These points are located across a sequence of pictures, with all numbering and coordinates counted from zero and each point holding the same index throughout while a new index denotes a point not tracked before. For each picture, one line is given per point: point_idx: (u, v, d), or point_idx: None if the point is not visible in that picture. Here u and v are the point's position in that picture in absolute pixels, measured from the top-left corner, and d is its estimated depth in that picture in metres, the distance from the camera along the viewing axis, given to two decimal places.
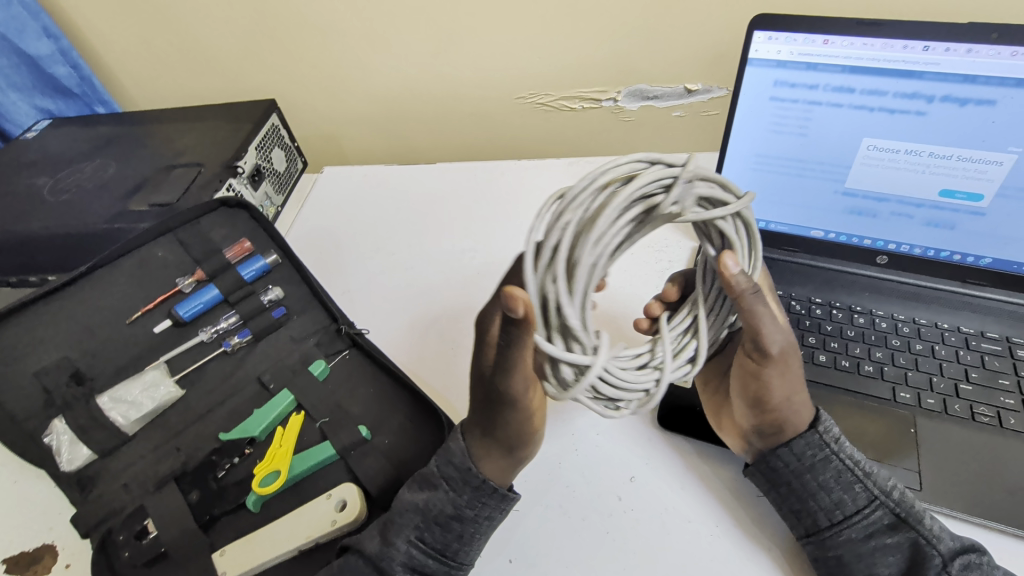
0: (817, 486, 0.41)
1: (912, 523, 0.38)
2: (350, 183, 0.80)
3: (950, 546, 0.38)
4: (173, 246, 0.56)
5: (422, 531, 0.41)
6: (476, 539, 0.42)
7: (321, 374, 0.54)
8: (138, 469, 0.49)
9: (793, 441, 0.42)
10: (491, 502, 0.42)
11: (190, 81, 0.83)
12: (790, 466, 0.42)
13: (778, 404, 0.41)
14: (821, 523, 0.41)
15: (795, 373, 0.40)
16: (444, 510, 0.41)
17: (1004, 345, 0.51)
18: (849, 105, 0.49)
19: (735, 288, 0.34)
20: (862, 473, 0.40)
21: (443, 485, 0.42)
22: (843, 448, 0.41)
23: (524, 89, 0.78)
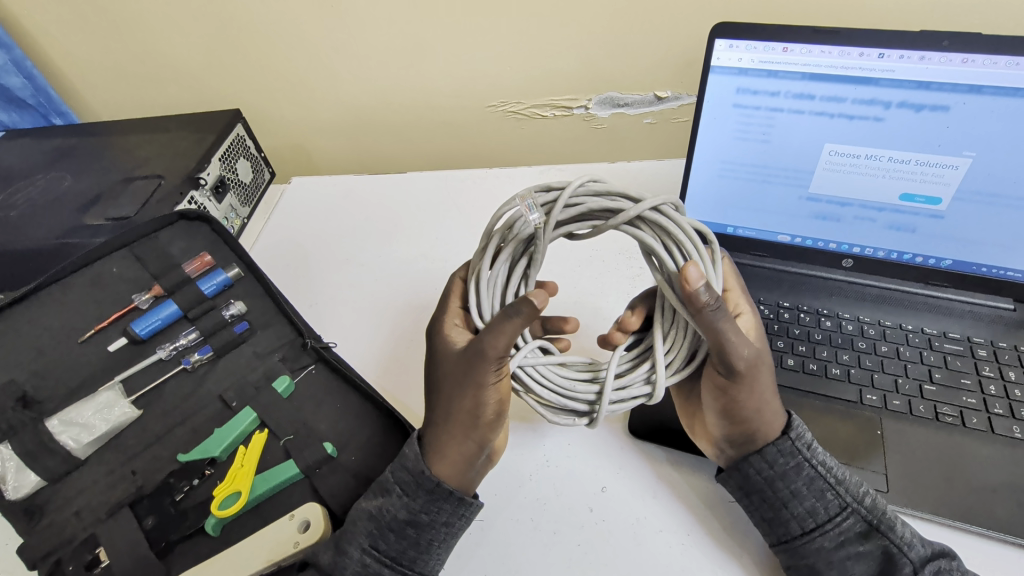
0: (789, 494, 0.41)
1: (884, 531, 0.39)
2: (319, 193, 0.79)
3: (920, 553, 0.38)
4: (128, 261, 0.54)
5: (376, 539, 0.41)
6: (435, 546, 0.41)
7: (285, 391, 0.52)
8: (90, 496, 0.46)
9: (765, 448, 0.42)
10: (447, 507, 0.41)
11: (152, 91, 0.81)
12: (762, 474, 0.42)
13: (747, 415, 0.41)
14: (794, 531, 0.41)
15: (764, 387, 0.41)
16: (398, 516, 0.41)
17: (966, 345, 0.51)
18: (809, 112, 0.49)
19: (698, 303, 0.36)
20: (834, 480, 0.40)
21: (396, 490, 0.42)
22: (815, 454, 0.41)
23: (494, 98, 0.78)
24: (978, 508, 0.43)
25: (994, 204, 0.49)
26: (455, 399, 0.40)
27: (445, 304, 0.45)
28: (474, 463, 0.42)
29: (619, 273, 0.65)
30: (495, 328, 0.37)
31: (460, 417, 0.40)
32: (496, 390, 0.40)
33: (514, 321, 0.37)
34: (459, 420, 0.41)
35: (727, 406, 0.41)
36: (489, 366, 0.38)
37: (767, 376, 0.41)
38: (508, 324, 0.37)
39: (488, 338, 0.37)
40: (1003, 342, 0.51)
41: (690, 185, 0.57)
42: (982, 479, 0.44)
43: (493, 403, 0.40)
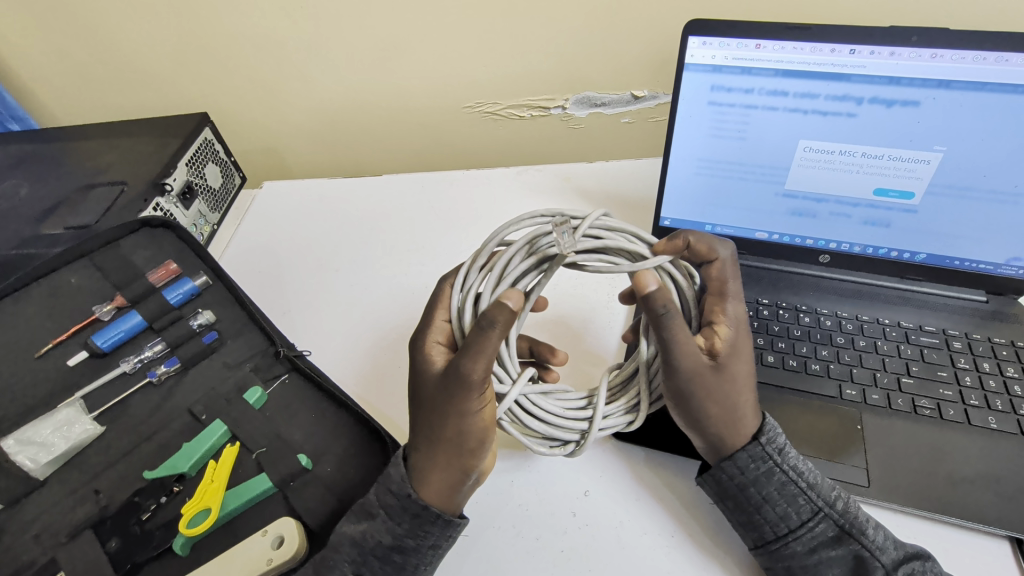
0: (762, 499, 0.40)
1: (855, 535, 0.39)
2: (293, 197, 0.77)
3: (893, 557, 0.38)
4: (88, 272, 0.52)
5: (359, 565, 0.40)
6: (421, 569, 0.40)
7: (257, 402, 0.51)
8: (50, 518, 0.44)
9: (737, 455, 0.41)
10: (434, 530, 0.40)
11: (115, 94, 0.78)
12: (734, 480, 0.41)
13: (700, 423, 0.41)
14: (767, 536, 0.40)
15: (719, 395, 0.40)
16: (382, 542, 0.40)
17: (941, 338, 0.52)
18: (784, 108, 0.49)
19: (649, 303, 0.37)
20: (805, 486, 0.40)
21: (380, 514, 0.40)
22: (786, 458, 0.41)
23: (470, 99, 0.77)
24: (958, 501, 0.43)
25: (966, 198, 0.49)
26: (437, 424, 0.39)
27: (429, 318, 0.43)
28: (461, 488, 0.40)
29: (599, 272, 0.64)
30: (473, 350, 0.36)
31: (443, 443, 0.39)
32: (481, 414, 0.39)
33: (490, 334, 0.36)
34: (442, 446, 0.39)
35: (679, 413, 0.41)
36: (473, 389, 0.37)
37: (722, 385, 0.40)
38: (489, 340, 0.36)
39: (465, 361, 0.36)
40: (976, 334, 0.52)
41: (667, 184, 0.57)
42: (961, 471, 0.44)
43: (478, 429, 0.39)
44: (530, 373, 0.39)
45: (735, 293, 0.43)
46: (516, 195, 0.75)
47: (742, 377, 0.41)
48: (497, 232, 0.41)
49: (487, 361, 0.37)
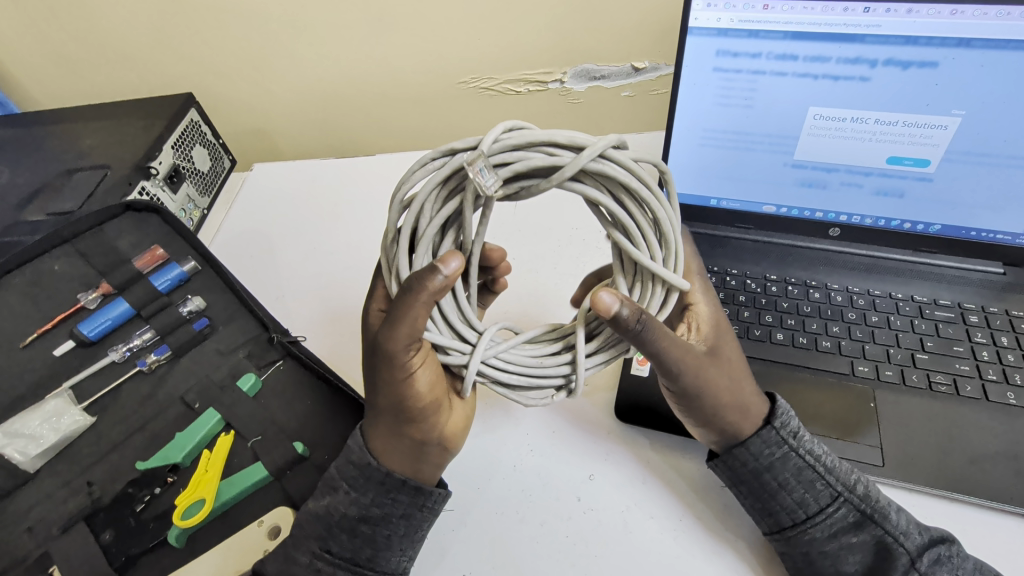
0: (777, 486, 0.39)
1: (879, 520, 0.37)
2: (284, 179, 0.75)
3: (917, 542, 0.37)
4: (72, 258, 0.51)
5: (326, 542, 0.39)
6: (395, 541, 0.39)
7: (251, 389, 0.49)
8: (42, 511, 0.43)
9: (750, 441, 0.39)
10: (403, 497, 0.39)
11: (97, 75, 0.75)
12: (747, 466, 0.40)
13: (718, 419, 0.40)
14: (784, 523, 0.39)
15: (726, 388, 0.39)
16: (347, 513, 0.39)
17: (956, 312, 0.50)
18: (793, 74, 0.47)
19: (618, 323, 0.33)
20: (823, 469, 0.39)
21: (343, 486, 0.39)
22: (801, 443, 0.39)
23: (465, 74, 0.74)
24: (974, 479, 0.41)
25: (984, 165, 0.47)
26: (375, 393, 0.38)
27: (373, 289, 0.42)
28: (420, 451, 0.39)
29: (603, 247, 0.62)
30: (393, 321, 0.33)
31: (387, 408, 0.38)
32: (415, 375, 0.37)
33: (414, 308, 0.33)
34: (386, 415, 0.38)
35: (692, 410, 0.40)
36: (393, 362, 0.35)
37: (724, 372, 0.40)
38: (409, 312, 0.33)
39: (386, 330, 0.34)
40: (993, 308, 0.50)
41: (671, 157, 0.54)
42: (979, 449, 0.42)
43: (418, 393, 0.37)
44: (496, 331, 0.34)
45: (695, 268, 0.45)
46: None
47: (734, 358, 0.42)
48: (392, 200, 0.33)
49: (410, 337, 0.34)
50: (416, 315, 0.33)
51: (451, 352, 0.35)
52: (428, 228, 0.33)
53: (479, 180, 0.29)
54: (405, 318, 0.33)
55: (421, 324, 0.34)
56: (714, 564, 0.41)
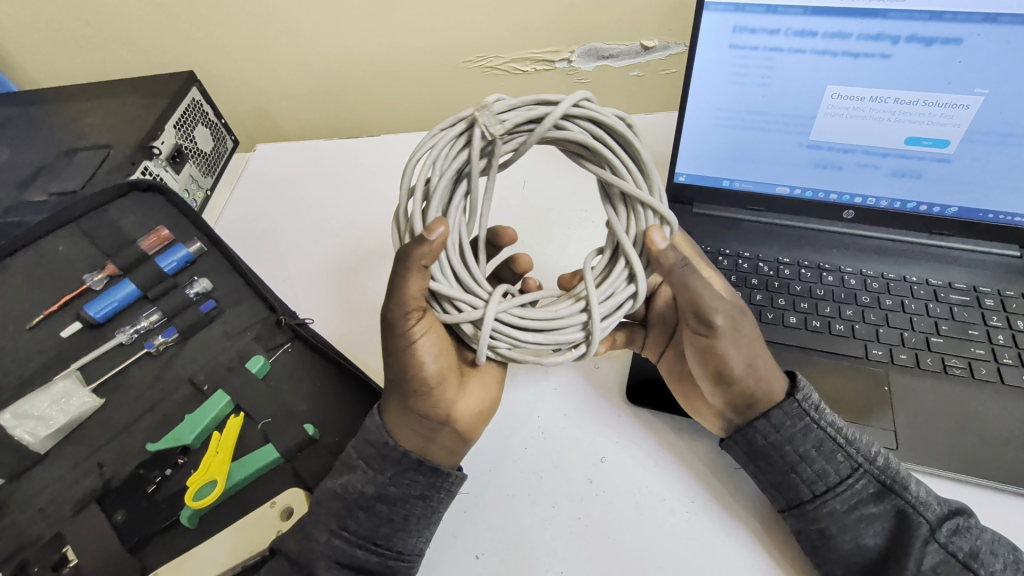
0: (797, 458, 0.39)
1: (898, 491, 0.37)
2: (287, 159, 0.74)
3: (937, 512, 0.37)
4: (76, 239, 0.50)
5: (344, 519, 0.38)
6: (411, 522, 0.39)
7: (259, 371, 0.49)
8: (54, 492, 0.43)
9: (771, 413, 0.40)
10: (420, 479, 0.39)
11: (95, 54, 0.74)
12: (767, 439, 0.40)
13: (749, 375, 0.40)
14: (803, 495, 0.39)
15: (750, 342, 0.41)
16: (365, 492, 0.39)
17: (972, 295, 0.50)
18: (812, 51, 0.46)
19: (665, 262, 0.36)
20: (843, 441, 0.38)
21: (361, 465, 0.39)
22: (822, 415, 0.39)
23: (471, 53, 0.73)
24: (990, 461, 0.41)
25: (1005, 145, 0.46)
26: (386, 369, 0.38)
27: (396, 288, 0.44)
28: (431, 428, 0.39)
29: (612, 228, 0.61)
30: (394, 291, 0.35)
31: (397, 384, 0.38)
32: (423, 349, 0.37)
33: (412, 275, 0.34)
34: (397, 392, 0.38)
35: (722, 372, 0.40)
36: (403, 332, 0.36)
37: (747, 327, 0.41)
38: (408, 280, 0.34)
39: (391, 302, 0.35)
40: (1009, 291, 0.50)
41: (683, 137, 0.53)
42: (994, 431, 0.42)
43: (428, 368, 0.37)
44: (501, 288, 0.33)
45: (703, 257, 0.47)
46: None
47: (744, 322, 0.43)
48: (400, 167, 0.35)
49: (416, 303, 0.35)
50: (416, 277, 0.34)
51: (460, 306, 0.34)
52: (440, 181, 0.34)
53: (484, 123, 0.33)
54: (407, 286, 0.34)
55: (424, 288, 0.35)
56: (729, 545, 0.41)
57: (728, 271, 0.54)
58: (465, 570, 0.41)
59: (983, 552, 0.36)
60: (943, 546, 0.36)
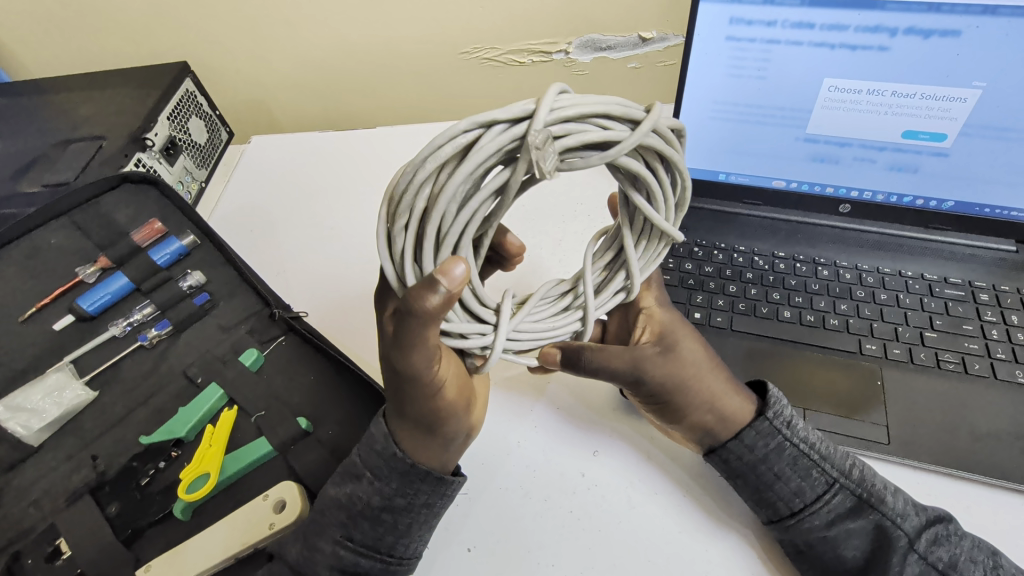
0: (773, 476, 0.39)
1: (875, 505, 0.37)
2: (282, 151, 0.73)
3: (914, 524, 0.37)
4: (68, 231, 0.50)
5: (349, 529, 0.38)
6: (415, 528, 0.38)
7: (253, 364, 0.49)
8: (48, 484, 0.43)
9: (743, 433, 0.40)
10: (426, 488, 0.37)
11: (89, 44, 0.73)
12: (743, 458, 0.40)
13: (703, 414, 0.40)
14: (783, 511, 0.39)
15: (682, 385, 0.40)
16: (370, 503, 0.37)
17: (967, 290, 0.50)
18: (809, 43, 0.45)
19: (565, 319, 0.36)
20: (818, 457, 0.38)
21: (366, 475, 0.38)
22: (796, 431, 0.39)
23: (467, 44, 0.72)
24: (981, 457, 0.41)
25: (1003, 139, 0.45)
26: (407, 408, 0.36)
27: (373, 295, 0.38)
28: (450, 442, 0.38)
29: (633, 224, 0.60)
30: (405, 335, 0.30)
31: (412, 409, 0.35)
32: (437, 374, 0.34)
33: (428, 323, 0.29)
34: (421, 424, 0.36)
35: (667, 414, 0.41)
36: (425, 371, 0.33)
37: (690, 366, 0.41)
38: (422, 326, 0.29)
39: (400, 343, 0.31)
40: (1004, 286, 0.50)
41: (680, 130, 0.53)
42: (986, 427, 0.42)
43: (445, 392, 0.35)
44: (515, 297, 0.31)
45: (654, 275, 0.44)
46: None
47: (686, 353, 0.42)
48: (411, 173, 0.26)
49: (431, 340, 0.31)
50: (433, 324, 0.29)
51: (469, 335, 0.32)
52: (461, 215, 0.27)
53: (541, 166, 0.25)
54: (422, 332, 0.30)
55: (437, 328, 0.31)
56: (720, 539, 0.41)
57: (723, 266, 0.53)
58: (458, 564, 0.41)
59: (962, 560, 0.36)
60: (923, 556, 0.36)
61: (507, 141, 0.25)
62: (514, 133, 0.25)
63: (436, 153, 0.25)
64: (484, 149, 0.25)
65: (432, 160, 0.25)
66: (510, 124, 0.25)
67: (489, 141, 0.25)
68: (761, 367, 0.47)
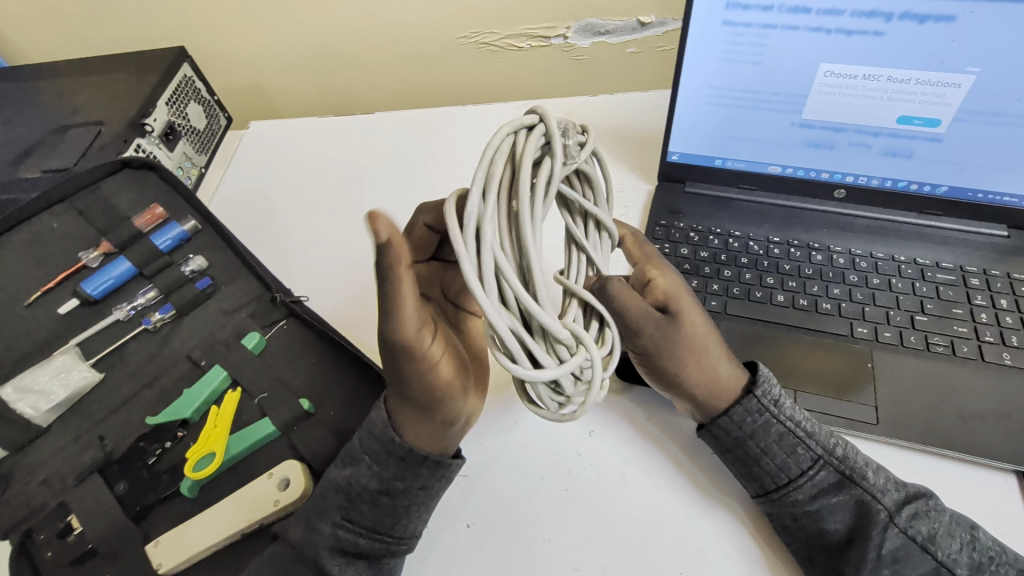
0: (760, 452, 0.40)
1: (856, 481, 0.38)
2: (280, 136, 0.74)
3: (894, 498, 0.38)
4: (70, 217, 0.51)
5: (348, 512, 0.38)
6: (413, 510, 0.39)
7: (256, 347, 0.50)
8: (58, 463, 0.44)
9: (731, 409, 0.40)
10: (423, 472, 0.38)
11: (85, 29, 0.73)
12: (732, 435, 0.40)
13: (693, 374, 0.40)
14: (768, 486, 0.40)
15: (692, 353, 0.39)
16: (369, 486, 0.38)
17: (958, 274, 0.50)
18: (805, 28, 0.45)
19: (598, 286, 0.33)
20: (804, 434, 0.39)
21: (365, 459, 0.38)
22: (783, 409, 0.40)
23: (466, 28, 0.72)
24: (966, 436, 0.42)
25: (996, 124, 0.46)
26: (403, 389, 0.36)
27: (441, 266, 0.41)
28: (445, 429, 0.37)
29: (638, 211, 0.60)
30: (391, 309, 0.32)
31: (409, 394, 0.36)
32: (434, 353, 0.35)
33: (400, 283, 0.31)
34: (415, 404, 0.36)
35: (657, 370, 0.41)
36: (415, 348, 0.33)
37: (684, 336, 0.39)
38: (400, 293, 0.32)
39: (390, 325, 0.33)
40: (995, 270, 0.50)
41: (676, 115, 0.53)
42: (972, 407, 0.43)
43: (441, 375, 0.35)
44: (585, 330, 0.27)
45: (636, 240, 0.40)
46: None
47: (694, 325, 0.40)
48: (478, 173, 0.26)
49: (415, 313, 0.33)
50: (404, 281, 0.31)
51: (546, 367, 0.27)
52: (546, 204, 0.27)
53: (575, 155, 0.29)
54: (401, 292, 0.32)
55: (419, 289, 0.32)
56: (710, 516, 0.42)
57: (718, 251, 0.54)
58: (458, 541, 0.42)
59: (940, 534, 0.37)
60: (903, 530, 0.36)
61: (538, 139, 0.28)
62: (541, 133, 0.28)
63: (498, 153, 0.27)
64: (533, 143, 0.27)
65: (498, 160, 0.27)
66: (528, 128, 0.28)
67: (533, 138, 0.27)
68: (754, 349, 0.48)
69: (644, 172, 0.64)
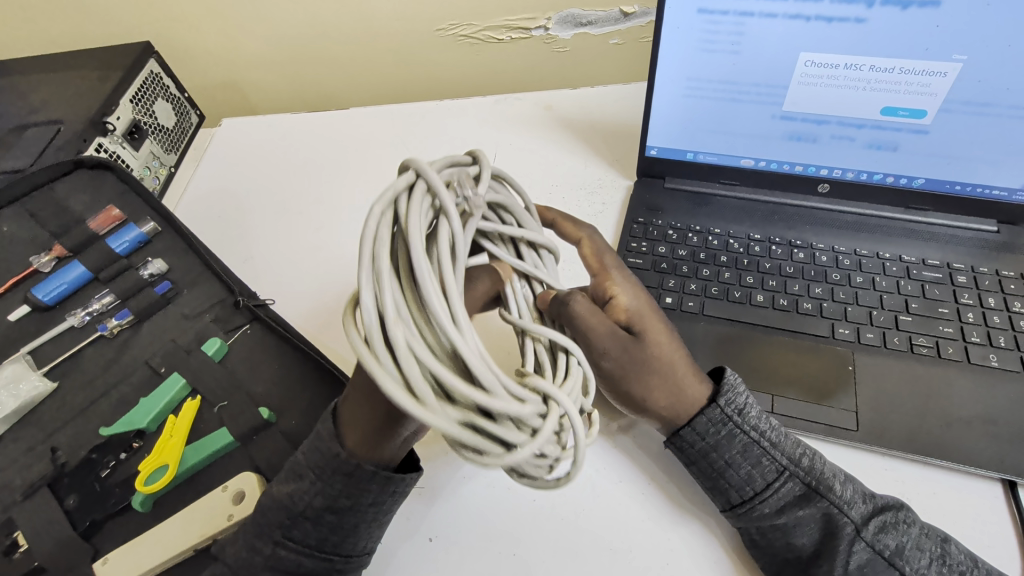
0: (724, 464, 0.37)
1: (823, 492, 0.36)
2: (252, 133, 0.72)
3: (860, 511, 0.36)
4: (22, 220, 0.49)
5: (288, 530, 0.34)
6: (362, 528, 0.35)
7: (216, 353, 0.48)
8: (6, 477, 0.43)
9: (696, 420, 0.37)
10: (374, 488, 0.33)
11: (49, 26, 0.71)
12: (695, 447, 0.38)
13: (662, 393, 0.37)
14: (734, 499, 0.38)
15: (660, 371, 0.37)
16: (313, 504, 0.33)
17: (945, 272, 0.48)
18: (784, 15, 0.43)
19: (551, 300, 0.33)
20: (767, 445, 0.37)
21: (308, 475, 0.33)
22: (746, 419, 0.37)
23: (442, 20, 0.69)
24: (950, 442, 0.41)
25: (983, 114, 0.44)
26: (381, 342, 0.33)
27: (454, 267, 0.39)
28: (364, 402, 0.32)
29: (616, 208, 0.58)
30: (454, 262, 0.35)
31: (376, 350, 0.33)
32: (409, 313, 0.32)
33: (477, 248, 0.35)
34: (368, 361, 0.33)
35: (624, 396, 0.38)
36: None
37: (649, 360, 0.37)
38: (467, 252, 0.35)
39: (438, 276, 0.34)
40: (984, 268, 0.48)
41: (653, 108, 0.51)
42: (958, 411, 0.41)
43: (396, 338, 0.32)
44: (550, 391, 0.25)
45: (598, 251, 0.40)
46: (489, 125, 0.68)
47: (659, 339, 0.38)
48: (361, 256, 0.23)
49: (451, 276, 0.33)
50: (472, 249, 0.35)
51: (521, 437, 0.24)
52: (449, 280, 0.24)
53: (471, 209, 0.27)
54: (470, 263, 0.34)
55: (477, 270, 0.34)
56: (682, 528, 0.41)
57: (697, 249, 0.52)
58: (419, 555, 0.40)
59: (909, 548, 0.35)
60: (870, 545, 0.35)
61: (423, 201, 0.25)
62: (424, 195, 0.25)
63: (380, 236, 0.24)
64: (417, 210, 0.25)
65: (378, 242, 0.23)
66: (407, 189, 0.25)
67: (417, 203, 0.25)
68: (731, 352, 0.46)
69: (625, 167, 0.62)
